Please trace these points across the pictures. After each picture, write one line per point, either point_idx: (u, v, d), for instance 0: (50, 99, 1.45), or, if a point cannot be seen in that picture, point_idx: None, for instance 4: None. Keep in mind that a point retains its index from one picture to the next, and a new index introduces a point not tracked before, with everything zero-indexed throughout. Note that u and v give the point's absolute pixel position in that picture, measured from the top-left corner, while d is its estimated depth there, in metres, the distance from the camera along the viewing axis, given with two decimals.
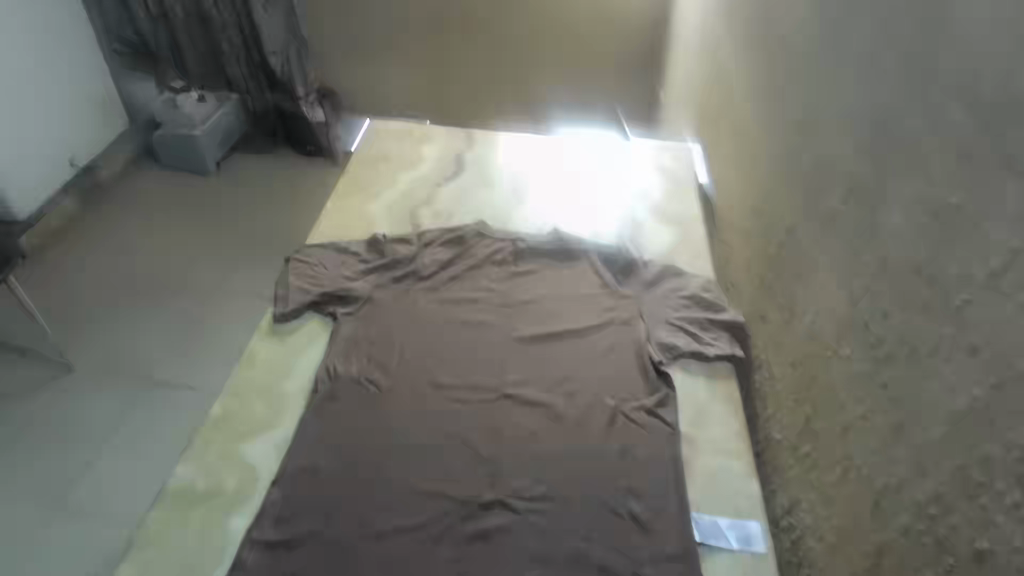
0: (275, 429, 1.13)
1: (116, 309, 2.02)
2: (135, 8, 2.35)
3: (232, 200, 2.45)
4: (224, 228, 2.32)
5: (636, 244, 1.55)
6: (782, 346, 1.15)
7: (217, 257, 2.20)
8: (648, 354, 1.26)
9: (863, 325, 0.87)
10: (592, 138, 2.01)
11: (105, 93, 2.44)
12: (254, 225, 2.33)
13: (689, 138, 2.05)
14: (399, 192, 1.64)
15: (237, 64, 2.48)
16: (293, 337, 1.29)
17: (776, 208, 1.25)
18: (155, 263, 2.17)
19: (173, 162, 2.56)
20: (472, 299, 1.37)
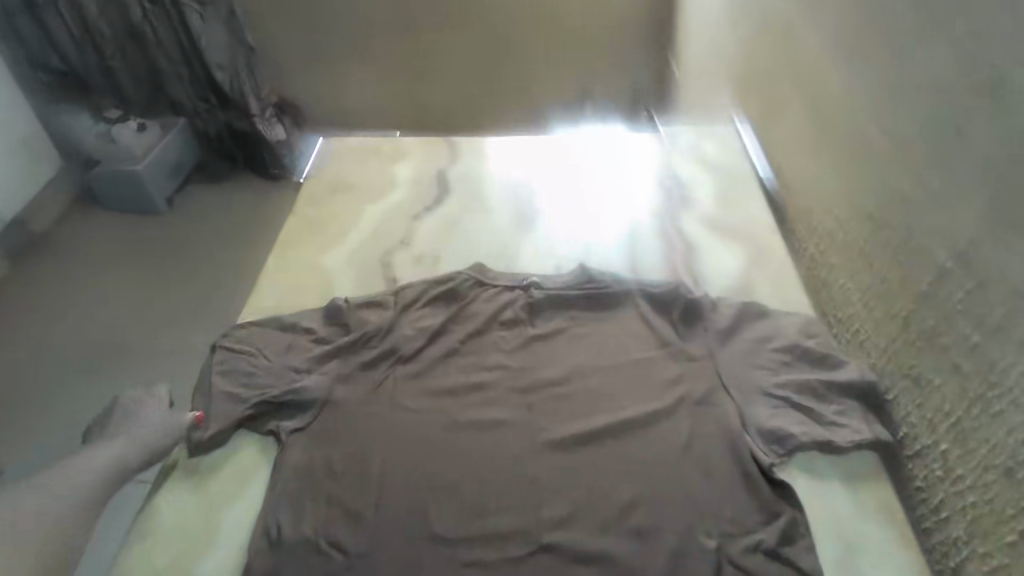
0: None
1: (58, 388, 1.44)
2: (49, 25, 1.72)
3: (196, 231, 1.85)
4: (183, 269, 1.73)
5: (691, 274, 1.13)
6: (968, 436, 0.73)
7: (186, 311, 1.61)
8: (746, 453, 0.84)
9: None
10: (603, 132, 1.58)
11: (26, 131, 1.85)
12: (217, 264, 1.74)
13: (720, 113, 1.60)
14: (365, 233, 1.22)
15: (180, 84, 1.89)
16: (221, 476, 0.89)
17: (913, 216, 0.82)
18: (112, 325, 1.58)
19: (114, 203, 1.92)
20: (477, 386, 0.95)
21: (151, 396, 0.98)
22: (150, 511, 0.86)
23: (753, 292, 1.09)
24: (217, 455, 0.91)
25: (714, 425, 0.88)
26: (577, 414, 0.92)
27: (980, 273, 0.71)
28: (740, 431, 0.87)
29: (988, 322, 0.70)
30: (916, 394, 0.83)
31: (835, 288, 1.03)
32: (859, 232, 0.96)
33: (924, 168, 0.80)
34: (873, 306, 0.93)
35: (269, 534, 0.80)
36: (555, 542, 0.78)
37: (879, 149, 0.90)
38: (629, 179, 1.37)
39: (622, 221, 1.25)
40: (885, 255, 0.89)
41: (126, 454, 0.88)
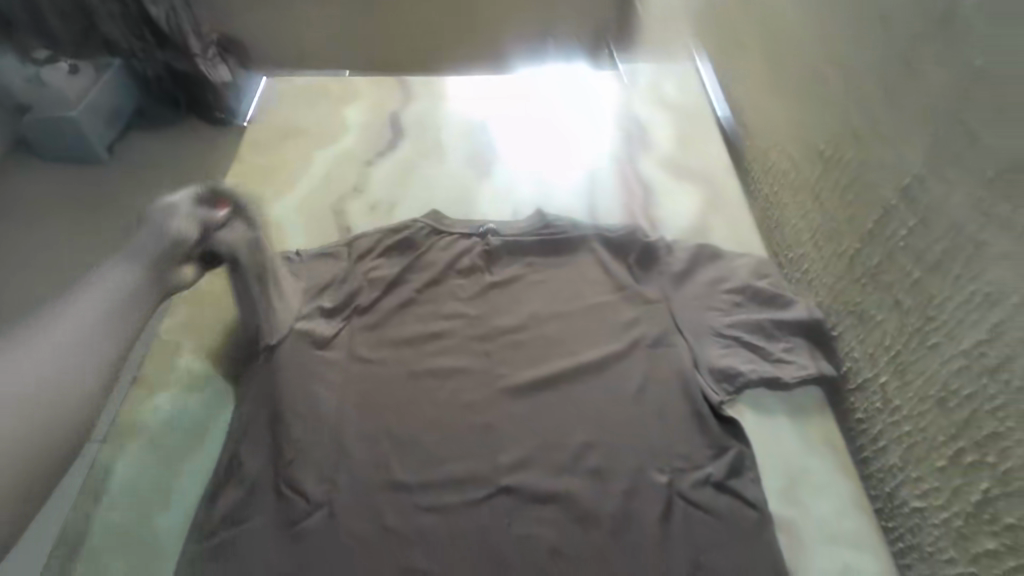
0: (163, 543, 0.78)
1: None
2: None
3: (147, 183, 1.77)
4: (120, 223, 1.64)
5: (648, 217, 1.12)
6: (906, 368, 0.76)
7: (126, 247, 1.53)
8: (699, 391, 0.87)
9: None
10: (561, 72, 1.53)
11: None
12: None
13: (680, 51, 1.56)
14: (315, 180, 1.17)
15: (112, 23, 1.67)
16: (175, 431, 0.88)
17: (862, 154, 0.83)
18: (46, 284, 1.52)
19: (45, 146, 1.78)
20: (434, 336, 0.95)
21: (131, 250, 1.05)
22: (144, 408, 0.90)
23: (708, 234, 1.09)
24: (170, 404, 0.90)
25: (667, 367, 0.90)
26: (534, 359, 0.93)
27: (922, 210, 0.71)
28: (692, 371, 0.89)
29: (928, 258, 0.71)
30: (860, 330, 0.85)
31: (787, 229, 1.04)
32: (811, 172, 0.96)
33: (875, 104, 0.80)
34: (822, 247, 0.94)
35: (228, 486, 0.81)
36: (511, 485, 0.79)
37: (835, 86, 0.89)
38: (588, 121, 1.33)
39: (580, 166, 1.23)
40: (835, 194, 0.90)
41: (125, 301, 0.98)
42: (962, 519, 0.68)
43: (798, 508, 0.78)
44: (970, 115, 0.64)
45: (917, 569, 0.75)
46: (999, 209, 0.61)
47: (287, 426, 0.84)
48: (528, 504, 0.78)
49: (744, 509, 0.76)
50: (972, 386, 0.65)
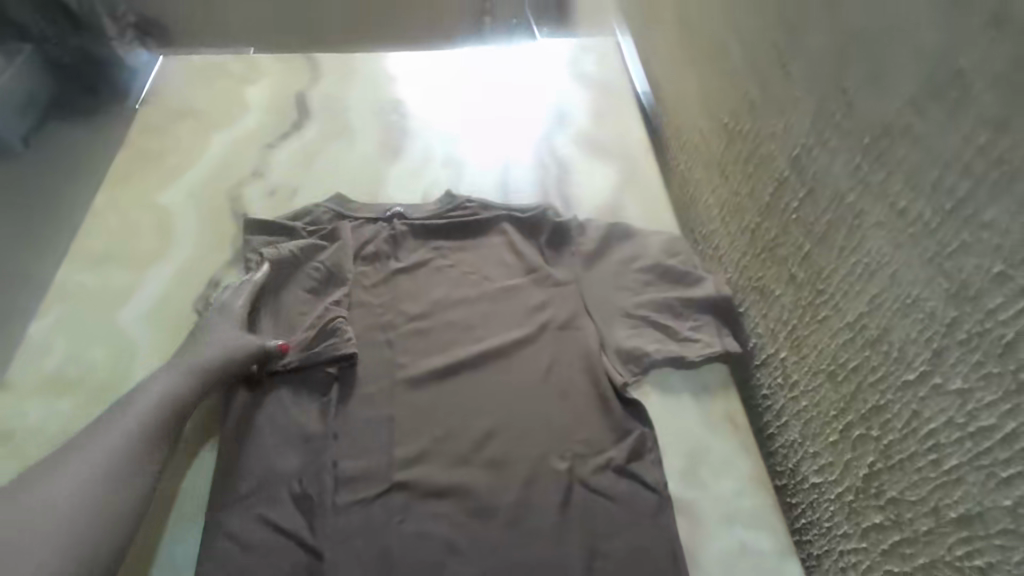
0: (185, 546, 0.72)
1: None
2: None
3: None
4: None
5: (562, 197, 1.09)
6: (801, 342, 0.75)
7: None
8: (605, 374, 0.84)
9: (1010, 347, 0.47)
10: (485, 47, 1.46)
11: None
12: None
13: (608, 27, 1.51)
14: (212, 165, 1.09)
15: None
16: (41, 435, 0.79)
17: (761, 125, 0.80)
18: None
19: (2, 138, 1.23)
20: (328, 329, 0.86)
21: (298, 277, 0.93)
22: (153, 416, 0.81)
23: (623, 213, 1.07)
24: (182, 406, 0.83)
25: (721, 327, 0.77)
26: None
27: (810, 180, 0.70)
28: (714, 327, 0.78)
29: (816, 229, 0.69)
30: (763, 306, 0.84)
31: (701, 205, 1.02)
32: (718, 145, 0.94)
33: (771, 75, 0.77)
34: (729, 222, 0.92)
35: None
36: (403, 479, 0.75)
37: (737, 56, 0.87)
38: (510, 98, 1.28)
39: (498, 144, 1.18)
40: (738, 168, 0.88)
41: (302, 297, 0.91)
42: (851, 493, 0.67)
43: (698, 489, 0.77)
44: (850, 82, 0.62)
45: (815, 543, 0.75)
46: (876, 177, 0.59)
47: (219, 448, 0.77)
48: (420, 501, 0.74)
49: (643, 496, 0.75)
50: (856, 357, 0.64)
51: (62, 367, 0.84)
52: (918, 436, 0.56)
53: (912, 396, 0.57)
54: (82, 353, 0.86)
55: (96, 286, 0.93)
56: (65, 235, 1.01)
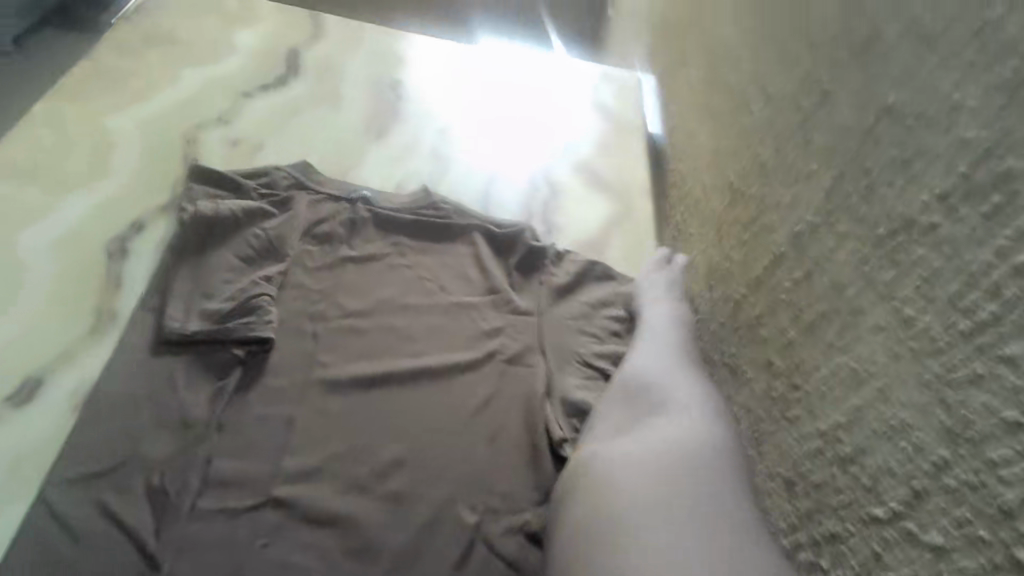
0: (0, 517, 0.60)
1: None
2: None
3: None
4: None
5: (546, 221, 1.01)
6: (762, 438, 0.66)
7: None
8: (544, 424, 0.75)
9: (1005, 512, 0.38)
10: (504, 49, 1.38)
11: None
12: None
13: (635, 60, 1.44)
14: (176, 100, 0.99)
15: None
16: None
17: (769, 192, 0.73)
18: None
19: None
20: (248, 304, 0.76)
21: (238, 242, 0.82)
22: (18, 357, 0.69)
23: (605, 253, 0.99)
24: (54, 352, 0.71)
25: (660, 360, 0.75)
26: (626, 424, 0.68)
27: (810, 262, 0.62)
28: (638, 355, 0.77)
29: (806, 317, 0.62)
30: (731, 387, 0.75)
31: (689, 263, 0.94)
32: (718, 204, 0.86)
33: (790, 141, 0.70)
34: (714, 287, 0.84)
35: None
36: (284, 495, 0.65)
37: (758, 113, 0.79)
38: (516, 104, 1.19)
39: (491, 151, 1.10)
40: (734, 232, 0.80)
41: (233, 256, 0.81)
42: None
43: None
44: (874, 163, 0.55)
45: None
46: (885, 275, 0.51)
47: (84, 415, 0.66)
48: (297, 525, 0.63)
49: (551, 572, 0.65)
50: (821, 472, 0.56)
51: None
52: None
53: (874, 535, 0.49)
54: None
55: (2, 198, 0.82)
56: None
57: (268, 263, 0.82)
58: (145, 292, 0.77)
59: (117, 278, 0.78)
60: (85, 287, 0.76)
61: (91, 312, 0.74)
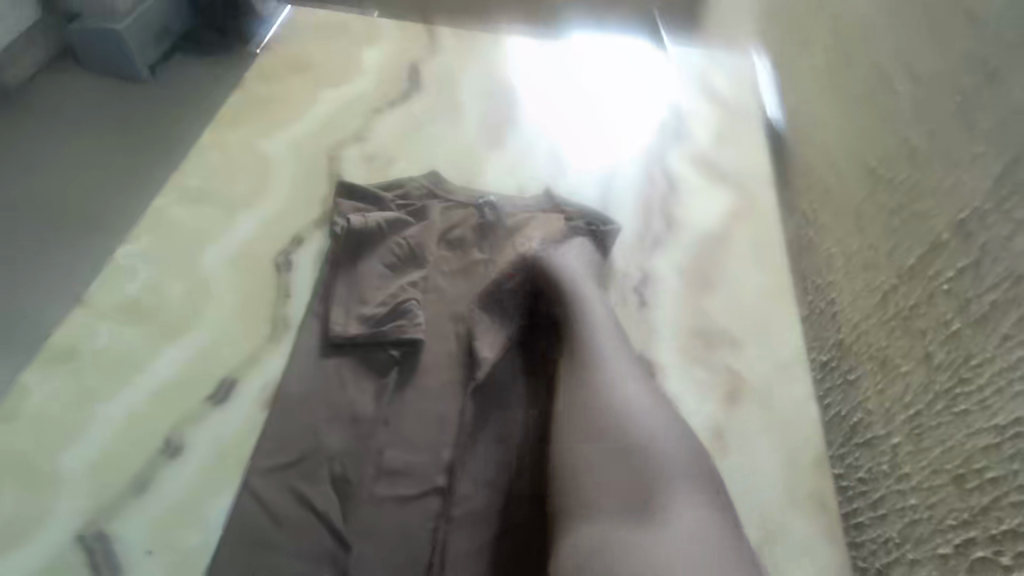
0: (216, 500, 0.70)
1: None
2: None
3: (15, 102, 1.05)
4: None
5: (666, 216, 1.01)
6: (923, 433, 0.65)
7: (64, 80, 1.08)
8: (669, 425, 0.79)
9: None
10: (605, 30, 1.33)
11: None
12: (67, 163, 0.97)
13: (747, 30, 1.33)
14: (316, 122, 1.08)
15: None
16: (106, 360, 0.79)
17: (929, 178, 0.70)
18: None
19: (95, 59, 1.10)
20: (397, 309, 0.82)
21: (382, 250, 0.88)
22: (213, 360, 0.80)
23: (729, 245, 0.98)
24: (242, 355, 0.81)
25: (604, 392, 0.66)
26: (632, 484, 0.59)
27: (977, 250, 0.62)
28: (614, 381, 0.66)
29: (975, 309, 0.61)
30: (879, 379, 0.73)
31: (819, 253, 0.91)
32: (857, 192, 0.83)
33: (952, 127, 0.68)
34: (853, 277, 0.81)
35: (166, 438, 0.74)
36: (454, 496, 0.70)
37: (906, 97, 0.76)
38: (616, 99, 1.19)
39: (600, 150, 1.10)
40: (879, 220, 0.78)
41: (378, 264, 0.87)
42: None
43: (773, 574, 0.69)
44: None
45: None
46: None
47: (275, 411, 0.76)
48: (464, 527, 0.68)
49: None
50: (1001, 469, 0.56)
51: (138, 295, 0.85)
52: None
53: None
54: (161, 285, 0.86)
55: (187, 221, 0.93)
56: (161, 161, 1.01)
57: (409, 267, 0.87)
58: (310, 299, 0.86)
59: (284, 289, 0.87)
60: (260, 298, 0.86)
61: (267, 320, 0.84)
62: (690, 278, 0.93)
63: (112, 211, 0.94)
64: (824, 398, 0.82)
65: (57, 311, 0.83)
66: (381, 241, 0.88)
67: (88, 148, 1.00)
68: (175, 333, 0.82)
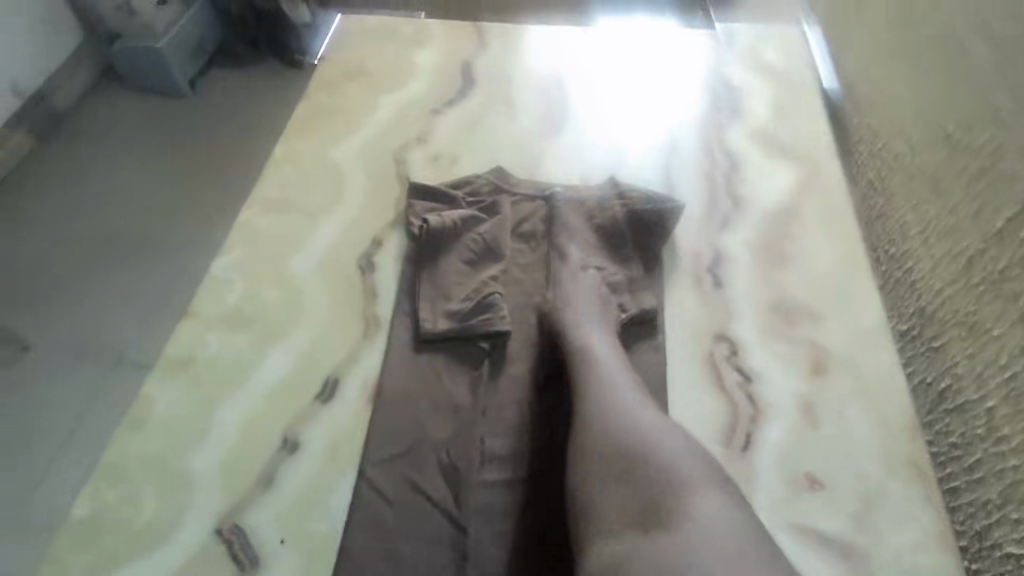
0: (334, 492, 0.75)
1: None
2: None
3: (96, 135, 1.13)
4: (35, 224, 1.00)
5: (732, 194, 1.02)
6: (1021, 395, 0.66)
7: (141, 115, 1.15)
8: (749, 399, 0.80)
9: None
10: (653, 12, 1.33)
11: None
12: (137, 192, 1.05)
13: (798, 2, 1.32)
14: (380, 127, 1.12)
15: None
16: (216, 367, 0.84)
17: (1014, 139, 0.70)
18: None
19: (143, 77, 1.17)
20: (483, 303, 0.85)
21: (460, 246, 0.91)
22: (313, 362, 0.85)
23: (797, 219, 0.99)
24: (340, 355, 0.85)
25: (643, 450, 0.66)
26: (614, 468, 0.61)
27: None
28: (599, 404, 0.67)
29: None
30: (968, 344, 0.74)
31: (892, 221, 0.91)
32: (932, 158, 0.83)
33: None
34: (933, 243, 0.82)
35: (282, 436, 0.79)
36: (553, 478, 0.73)
37: (985, 62, 0.76)
38: (668, 76, 1.20)
39: (658, 126, 1.12)
40: (959, 186, 0.78)
41: (456, 262, 0.90)
42: None
43: (873, 539, 0.71)
44: None
45: None
46: None
47: (379, 407, 0.80)
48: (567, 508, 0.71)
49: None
50: None
51: (237, 304, 0.90)
52: None
53: None
54: (256, 293, 0.91)
55: (272, 231, 0.98)
56: (239, 177, 1.06)
57: (487, 262, 0.90)
58: (396, 299, 0.90)
59: (371, 291, 0.91)
60: (351, 300, 0.90)
61: (359, 319, 0.88)
62: (762, 254, 0.95)
63: (187, 227, 1.00)
64: (907, 366, 0.84)
65: (165, 325, 0.89)
66: (456, 239, 0.92)
67: (169, 176, 1.07)
68: (276, 338, 0.87)
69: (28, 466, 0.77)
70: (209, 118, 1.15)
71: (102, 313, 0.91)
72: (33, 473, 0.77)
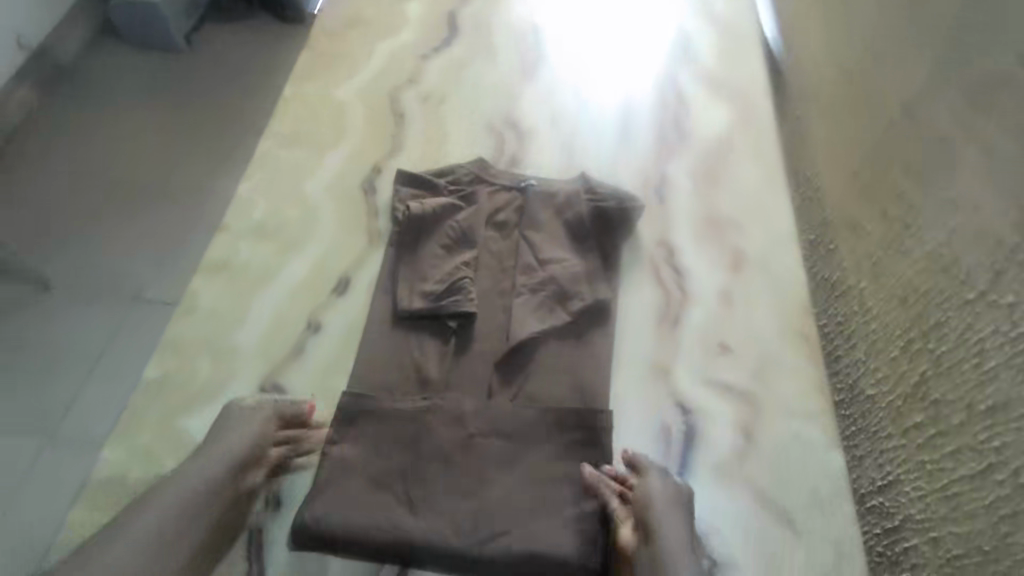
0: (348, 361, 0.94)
1: None
2: None
3: (122, 79, 1.27)
4: (79, 156, 1.16)
5: (679, 128, 1.20)
6: (878, 271, 0.84)
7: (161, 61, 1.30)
8: (681, 290, 1.00)
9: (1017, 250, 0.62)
10: None
11: None
12: (165, 129, 1.20)
13: None
14: (374, 71, 1.27)
15: None
16: (247, 270, 1.02)
17: (882, 73, 0.87)
18: None
19: (140, 29, 1.28)
20: (454, 286, 0.95)
21: (439, 234, 1.00)
22: (326, 264, 1.03)
23: (731, 149, 1.17)
24: (349, 259, 1.03)
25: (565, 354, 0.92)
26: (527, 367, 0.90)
27: (915, 126, 0.79)
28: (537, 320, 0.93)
29: (914, 171, 0.79)
30: (849, 240, 0.92)
31: (805, 148, 1.09)
32: (832, 92, 1.01)
33: (896, 32, 0.85)
34: (830, 163, 1.00)
35: (305, 321, 0.97)
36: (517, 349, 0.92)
37: (867, 10, 0.93)
38: (641, 24, 1.36)
39: (623, 69, 1.29)
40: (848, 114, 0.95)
41: (442, 186, 1.06)
42: (898, 399, 0.79)
43: (766, 389, 0.92)
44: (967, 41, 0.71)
45: (858, 446, 0.86)
46: (978, 123, 0.69)
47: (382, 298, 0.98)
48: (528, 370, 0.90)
49: (670, 398, 0.91)
50: (927, 283, 0.75)
51: (262, 220, 1.07)
52: (968, 345, 0.68)
53: (968, 312, 0.68)
54: (276, 211, 1.08)
55: (286, 160, 1.15)
56: (253, 115, 1.22)
57: (462, 248, 0.99)
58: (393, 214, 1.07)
59: (373, 208, 1.09)
60: (355, 215, 1.08)
61: (364, 231, 1.06)
62: (700, 177, 1.13)
63: (196, 176, 1.14)
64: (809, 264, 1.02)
65: (201, 237, 1.07)
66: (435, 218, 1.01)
67: (190, 114, 1.23)
68: (295, 246, 1.04)
69: (75, 376, 0.94)
70: (222, 63, 1.30)
71: (144, 228, 1.08)
72: (102, 351, 0.95)
